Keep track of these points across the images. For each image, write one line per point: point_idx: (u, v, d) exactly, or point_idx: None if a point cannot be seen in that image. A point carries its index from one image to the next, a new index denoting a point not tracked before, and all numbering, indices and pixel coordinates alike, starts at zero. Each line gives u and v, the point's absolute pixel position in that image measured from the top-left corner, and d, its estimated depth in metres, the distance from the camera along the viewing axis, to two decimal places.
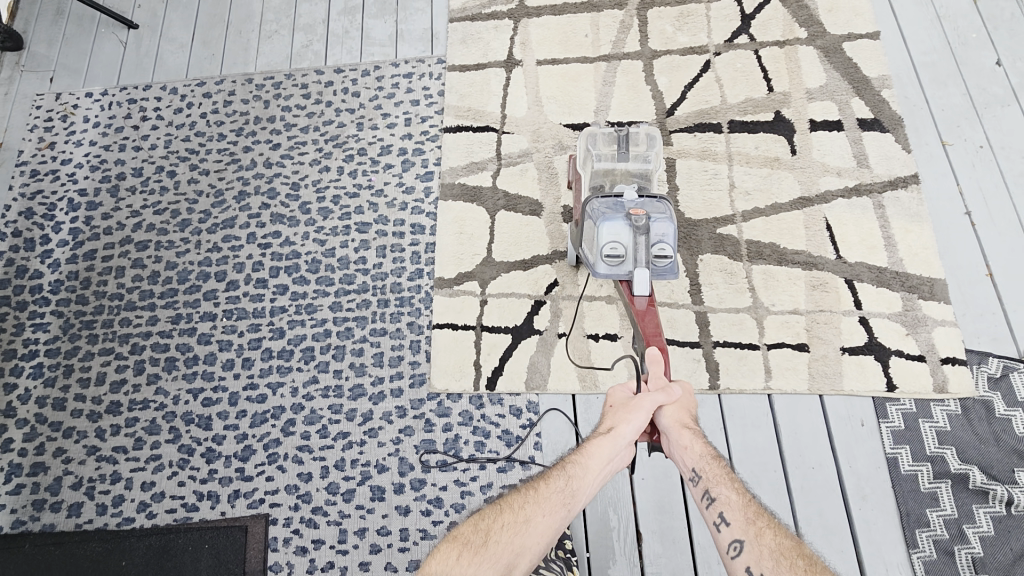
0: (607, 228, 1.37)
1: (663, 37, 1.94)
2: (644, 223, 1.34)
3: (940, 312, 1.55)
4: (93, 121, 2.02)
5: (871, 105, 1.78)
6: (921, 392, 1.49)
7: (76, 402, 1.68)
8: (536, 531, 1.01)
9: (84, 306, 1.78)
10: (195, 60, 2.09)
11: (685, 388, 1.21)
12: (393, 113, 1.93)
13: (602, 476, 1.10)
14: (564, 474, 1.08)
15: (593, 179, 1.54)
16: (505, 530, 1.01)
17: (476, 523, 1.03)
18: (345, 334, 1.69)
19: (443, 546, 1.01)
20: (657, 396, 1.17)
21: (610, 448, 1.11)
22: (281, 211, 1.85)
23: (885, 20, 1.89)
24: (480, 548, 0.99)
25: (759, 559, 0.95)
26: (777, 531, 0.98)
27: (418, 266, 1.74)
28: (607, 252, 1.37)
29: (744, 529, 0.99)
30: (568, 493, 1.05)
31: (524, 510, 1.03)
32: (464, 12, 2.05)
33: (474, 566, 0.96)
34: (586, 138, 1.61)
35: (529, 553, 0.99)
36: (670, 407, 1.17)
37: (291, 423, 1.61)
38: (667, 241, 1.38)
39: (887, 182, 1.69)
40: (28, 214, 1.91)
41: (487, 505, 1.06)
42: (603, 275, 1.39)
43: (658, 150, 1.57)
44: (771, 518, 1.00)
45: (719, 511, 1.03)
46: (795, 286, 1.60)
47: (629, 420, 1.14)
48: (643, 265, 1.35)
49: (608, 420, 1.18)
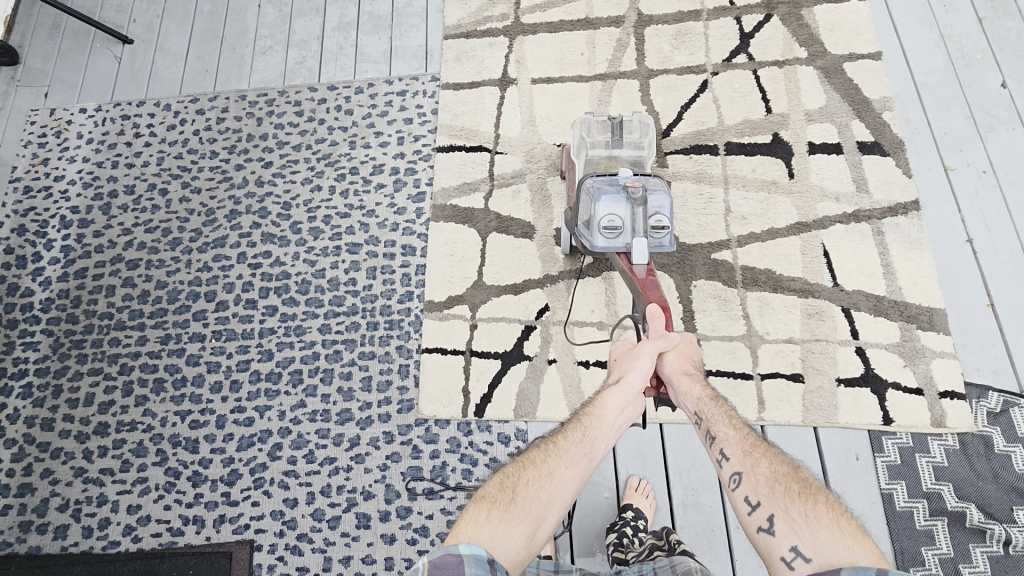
0: (605, 202, 1.37)
1: (660, 56, 1.91)
2: (642, 193, 1.34)
3: (940, 343, 1.51)
4: (87, 137, 2.02)
5: (871, 127, 1.74)
6: (918, 426, 1.45)
7: (65, 423, 1.68)
8: (563, 481, 0.97)
9: (74, 325, 1.78)
10: (190, 76, 2.08)
11: (686, 338, 1.22)
12: (387, 131, 1.92)
13: (617, 425, 1.09)
14: (580, 426, 1.06)
15: (588, 167, 1.54)
16: (531, 486, 0.95)
17: (501, 482, 0.96)
18: (334, 357, 1.67)
19: (470, 507, 0.93)
20: (657, 341, 1.18)
21: (621, 397, 1.11)
22: (271, 231, 1.83)
23: (886, 39, 1.85)
24: (509, 504, 0.92)
25: (755, 487, 0.93)
26: (772, 458, 0.96)
27: (408, 289, 1.72)
28: (605, 225, 1.36)
29: (741, 461, 0.98)
30: (587, 442, 1.03)
31: (547, 464, 0.99)
32: (459, 29, 2.03)
33: (505, 524, 0.89)
34: (578, 124, 1.60)
35: (558, 506, 0.94)
36: (671, 354, 1.19)
37: (278, 447, 1.60)
38: (664, 213, 1.37)
39: (887, 208, 1.65)
40: (20, 231, 1.91)
41: (508, 463, 1.01)
42: (601, 249, 1.38)
43: (650, 138, 1.59)
44: (768, 448, 0.99)
45: (718, 448, 1.03)
46: (791, 315, 1.57)
47: (635, 369, 1.15)
48: (641, 235, 1.34)
49: (615, 372, 1.18)
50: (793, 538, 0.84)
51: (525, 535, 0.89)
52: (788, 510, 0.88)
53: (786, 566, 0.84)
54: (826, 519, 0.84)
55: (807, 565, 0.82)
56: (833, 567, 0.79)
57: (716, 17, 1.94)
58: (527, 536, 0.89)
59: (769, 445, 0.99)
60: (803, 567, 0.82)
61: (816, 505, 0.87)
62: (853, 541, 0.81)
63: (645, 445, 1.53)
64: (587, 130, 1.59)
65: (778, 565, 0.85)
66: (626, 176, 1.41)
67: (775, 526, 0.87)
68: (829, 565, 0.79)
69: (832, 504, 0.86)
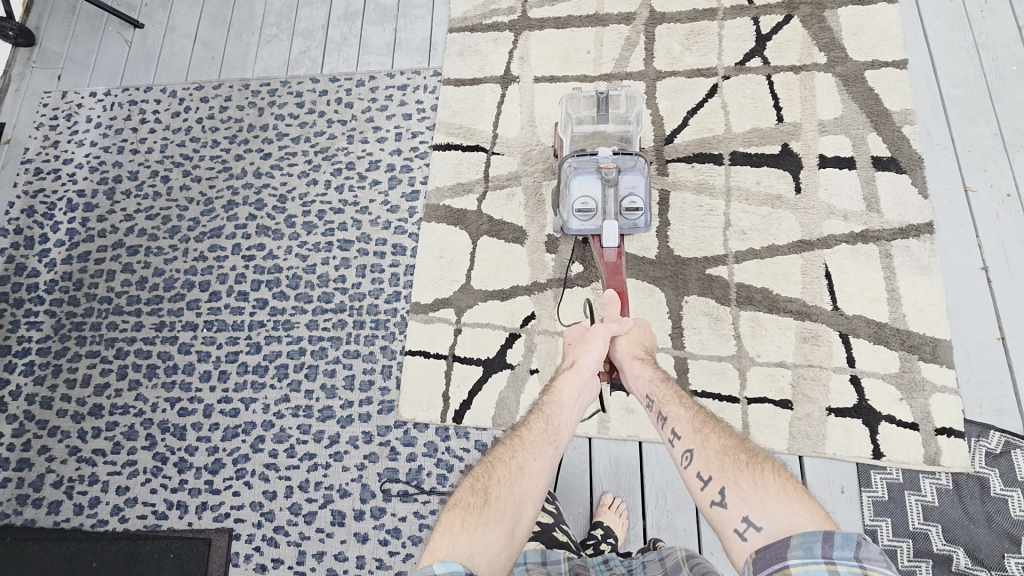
0: (580, 183, 1.43)
1: (669, 57, 1.83)
2: (615, 175, 1.40)
3: (941, 377, 1.43)
4: (95, 121, 2.05)
5: (888, 141, 1.64)
6: (909, 462, 1.38)
7: (62, 402, 1.74)
8: (534, 473, 0.97)
9: (75, 307, 1.83)
10: (196, 63, 2.09)
11: (639, 325, 1.35)
12: (385, 127, 1.90)
13: (577, 409, 1.15)
14: (542, 416, 1.09)
15: (574, 143, 1.58)
16: (503, 485, 0.94)
17: (472, 486, 0.94)
18: (319, 354, 1.69)
19: (443, 519, 0.89)
20: (611, 325, 1.30)
21: (578, 379, 1.19)
22: (266, 223, 1.85)
23: (914, 46, 1.73)
24: (483, 507, 0.90)
25: (706, 462, 0.96)
26: (720, 433, 1.00)
27: (396, 289, 1.72)
28: (579, 207, 1.42)
29: (692, 439, 1.02)
30: (551, 431, 1.06)
31: (516, 459, 0.99)
32: (464, 22, 1.98)
33: (483, 528, 0.86)
34: (566, 101, 1.62)
35: (532, 498, 0.94)
36: (623, 338, 1.30)
37: (260, 439, 1.63)
38: (637, 195, 1.43)
39: (897, 229, 1.56)
40: (29, 212, 1.96)
41: (475, 467, 0.99)
42: (575, 230, 1.45)
43: (637, 112, 1.60)
44: (717, 425, 1.03)
45: (670, 428, 1.07)
46: (785, 337, 1.51)
47: (588, 352, 1.24)
48: (612, 217, 1.41)
49: (570, 356, 1.28)
50: (742, 507, 0.87)
51: (503, 535, 0.87)
52: (737, 481, 0.91)
53: (738, 537, 0.84)
54: (772, 486, 0.87)
55: (759, 534, 0.83)
56: (781, 533, 0.80)
57: (732, 17, 1.84)
58: (505, 536, 0.87)
59: (718, 421, 1.04)
60: (755, 537, 0.82)
61: (763, 474, 0.90)
62: (799, 504, 0.84)
63: (624, 463, 1.50)
64: (575, 107, 1.62)
65: (730, 537, 0.86)
66: (605, 156, 1.46)
67: (726, 499, 0.89)
68: (777, 533, 0.81)
69: (777, 471, 0.90)
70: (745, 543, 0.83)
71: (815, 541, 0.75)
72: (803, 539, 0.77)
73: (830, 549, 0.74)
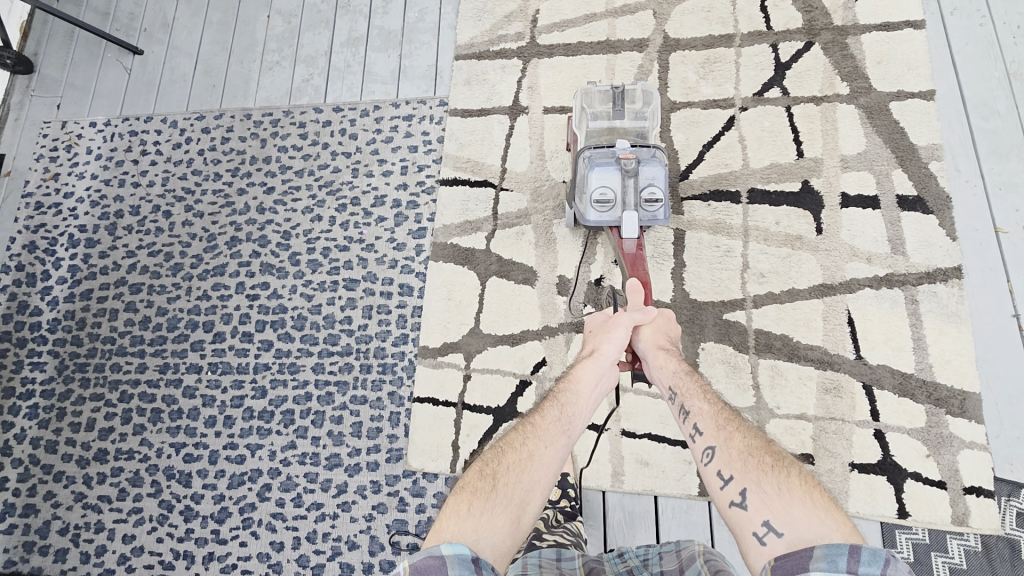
0: (598, 174, 1.36)
1: (684, 87, 1.76)
2: (634, 166, 1.34)
3: (970, 432, 1.37)
4: (95, 152, 2.01)
5: (914, 179, 1.57)
6: (936, 523, 1.34)
7: (67, 446, 1.72)
8: (544, 461, 0.94)
9: (78, 347, 1.81)
10: (197, 92, 2.05)
11: (664, 315, 1.26)
12: (390, 160, 1.84)
13: (592, 399, 1.10)
14: (557, 404, 1.05)
15: (589, 139, 1.52)
16: (512, 471, 0.91)
17: (481, 471, 0.92)
18: (325, 399, 1.65)
19: (450, 500, 0.88)
20: (634, 314, 1.23)
21: (595, 370, 1.13)
22: (270, 261, 1.80)
23: (942, 75, 1.66)
24: (491, 492, 0.88)
25: (728, 461, 0.91)
26: (745, 432, 0.95)
27: (403, 331, 1.68)
28: (597, 198, 1.36)
29: (715, 436, 0.97)
30: (564, 420, 1.02)
31: (527, 446, 0.96)
32: (471, 49, 1.91)
33: (489, 512, 0.85)
34: (580, 95, 1.55)
35: (542, 487, 0.91)
36: (647, 329, 1.22)
37: (267, 487, 1.60)
38: (656, 185, 1.36)
39: (923, 273, 1.49)
40: (31, 247, 1.93)
41: (486, 450, 0.96)
42: (593, 222, 1.39)
43: (654, 107, 1.53)
44: (743, 423, 0.98)
45: (693, 423, 1.02)
46: (805, 388, 1.46)
47: (610, 341, 1.19)
48: (632, 208, 1.34)
49: (591, 344, 1.23)
50: (764, 511, 0.82)
51: (509, 521, 0.84)
52: (760, 483, 0.86)
53: (757, 542, 0.80)
54: (798, 492, 0.82)
55: (779, 540, 0.78)
56: (804, 542, 0.75)
57: (750, 43, 1.77)
58: (512, 522, 0.85)
59: (744, 420, 0.99)
60: (775, 542, 0.78)
61: (789, 477, 0.85)
62: (826, 513, 0.78)
63: (639, 516, 1.46)
64: (589, 101, 1.54)
65: (749, 541, 0.82)
66: (623, 148, 1.40)
67: (746, 500, 0.85)
68: (799, 540, 0.76)
69: (805, 477, 0.84)
70: (764, 548, 0.79)
71: (840, 554, 0.69)
72: (826, 551, 0.71)
73: (856, 563, 0.68)
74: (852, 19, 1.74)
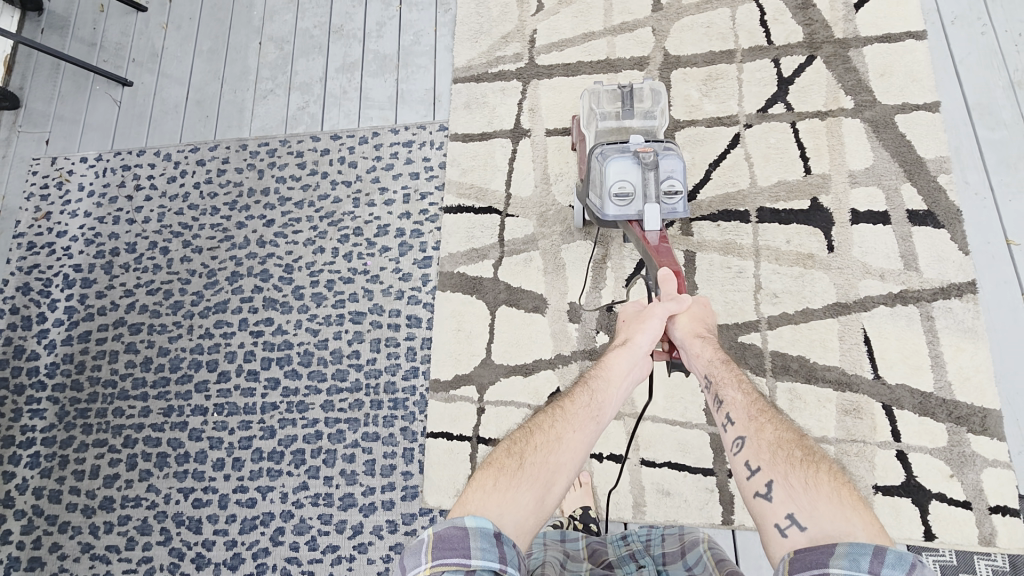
0: (615, 167, 1.33)
1: (687, 105, 1.74)
2: (654, 158, 1.31)
3: (993, 450, 1.36)
4: (88, 189, 1.96)
5: (924, 193, 1.56)
6: (963, 544, 1.33)
7: (72, 495, 1.67)
8: (572, 445, 0.91)
9: (79, 392, 1.76)
10: (189, 124, 2.00)
11: (699, 302, 1.19)
12: (391, 187, 1.81)
13: (624, 388, 1.05)
14: (587, 390, 1.01)
15: (598, 139, 1.51)
16: (540, 451, 0.89)
17: (508, 448, 0.89)
18: (336, 437, 1.62)
19: (477, 475, 0.86)
20: (668, 303, 1.15)
21: (627, 360, 1.08)
22: (273, 295, 1.77)
23: (946, 86, 1.65)
24: (517, 470, 0.85)
25: (757, 452, 0.89)
26: (778, 425, 0.92)
27: (413, 364, 1.64)
28: (616, 192, 1.33)
29: (746, 426, 0.95)
30: (594, 406, 0.97)
31: (555, 428, 0.93)
32: (469, 71, 1.88)
33: (514, 490, 0.82)
34: (587, 95, 1.54)
35: (568, 470, 0.88)
36: (683, 316, 1.16)
37: (280, 531, 1.57)
38: (676, 178, 1.34)
39: (938, 289, 1.48)
40: (25, 289, 1.88)
41: (515, 430, 0.94)
42: (612, 217, 1.35)
43: (664, 105, 1.51)
44: (776, 416, 0.95)
45: (725, 412, 1.00)
46: (825, 411, 1.44)
47: (644, 331, 1.13)
48: (654, 200, 1.31)
49: (624, 334, 1.17)
50: (789, 504, 0.81)
51: (533, 501, 0.82)
52: (787, 477, 0.84)
53: (779, 533, 0.79)
54: (826, 488, 0.80)
55: (802, 534, 0.78)
56: (827, 538, 0.74)
57: (751, 59, 1.75)
58: (537, 501, 0.82)
59: (777, 412, 0.96)
60: (797, 536, 0.77)
61: (817, 473, 0.82)
62: (853, 512, 0.76)
63: None
64: (597, 101, 1.53)
65: (770, 532, 0.81)
66: (637, 143, 1.38)
67: (772, 492, 0.84)
68: (823, 536, 0.75)
69: (834, 474, 0.82)
70: (785, 541, 0.78)
71: (863, 554, 0.68)
72: (849, 549, 0.69)
73: (880, 565, 0.67)
74: (852, 32, 1.73)
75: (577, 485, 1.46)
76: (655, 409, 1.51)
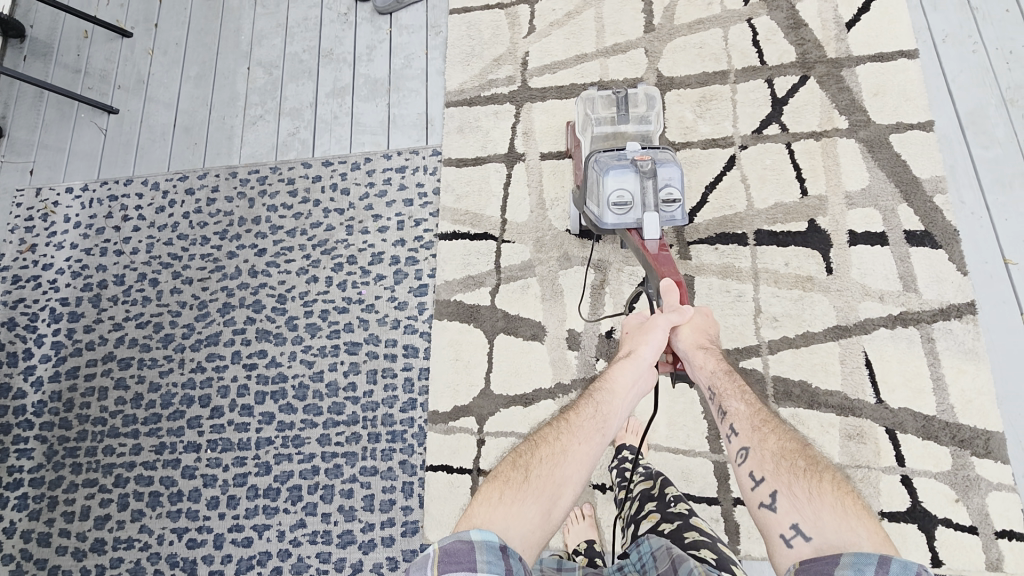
0: (612, 175, 1.32)
1: (682, 126, 1.72)
2: (651, 166, 1.28)
3: (997, 473, 1.36)
4: (73, 220, 1.92)
5: (921, 213, 1.56)
6: (970, 569, 1.31)
7: (61, 538, 1.62)
8: (578, 457, 0.90)
9: (67, 431, 1.71)
10: (177, 151, 1.97)
11: (701, 312, 1.13)
12: (385, 214, 1.79)
13: (630, 399, 1.03)
14: (592, 401, 1.00)
15: (594, 145, 1.51)
16: (545, 464, 0.88)
17: (512, 462, 0.89)
18: (334, 472, 1.58)
19: (482, 489, 0.86)
20: (670, 315, 1.10)
21: (632, 371, 1.05)
22: (266, 326, 1.74)
23: (939, 104, 1.65)
24: (523, 483, 0.84)
25: (760, 463, 0.89)
26: (781, 435, 0.92)
27: (410, 396, 1.62)
28: (614, 201, 1.32)
29: (749, 437, 0.94)
30: (599, 418, 0.96)
31: (560, 441, 0.92)
32: (461, 95, 1.87)
33: (519, 503, 0.81)
34: (582, 102, 1.55)
35: (574, 482, 0.87)
36: (685, 328, 1.10)
37: (277, 571, 1.53)
38: (673, 185, 1.32)
39: (937, 310, 1.48)
40: (10, 324, 1.83)
41: (520, 442, 0.93)
42: (611, 225, 1.33)
43: (658, 110, 1.52)
44: (780, 425, 0.95)
45: (728, 423, 0.99)
46: (828, 436, 1.43)
47: (646, 342, 1.08)
48: (653, 209, 1.29)
49: (627, 345, 1.13)
50: (794, 515, 0.81)
51: (539, 513, 0.81)
52: (791, 487, 0.84)
53: (784, 544, 0.79)
54: (829, 498, 0.80)
55: (808, 543, 0.77)
56: (833, 548, 0.74)
57: (745, 79, 1.74)
58: (543, 514, 0.81)
59: (780, 421, 0.96)
60: (802, 547, 0.77)
61: (821, 483, 0.83)
62: (858, 521, 0.76)
63: None
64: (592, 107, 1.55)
65: (776, 542, 0.80)
66: (634, 151, 1.37)
67: (777, 503, 0.84)
68: (829, 546, 0.75)
69: (838, 483, 0.82)
70: (791, 551, 0.78)
71: (868, 563, 0.68)
72: (854, 559, 0.70)
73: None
74: (844, 51, 1.73)
75: (580, 517, 1.45)
76: (657, 438, 1.49)
